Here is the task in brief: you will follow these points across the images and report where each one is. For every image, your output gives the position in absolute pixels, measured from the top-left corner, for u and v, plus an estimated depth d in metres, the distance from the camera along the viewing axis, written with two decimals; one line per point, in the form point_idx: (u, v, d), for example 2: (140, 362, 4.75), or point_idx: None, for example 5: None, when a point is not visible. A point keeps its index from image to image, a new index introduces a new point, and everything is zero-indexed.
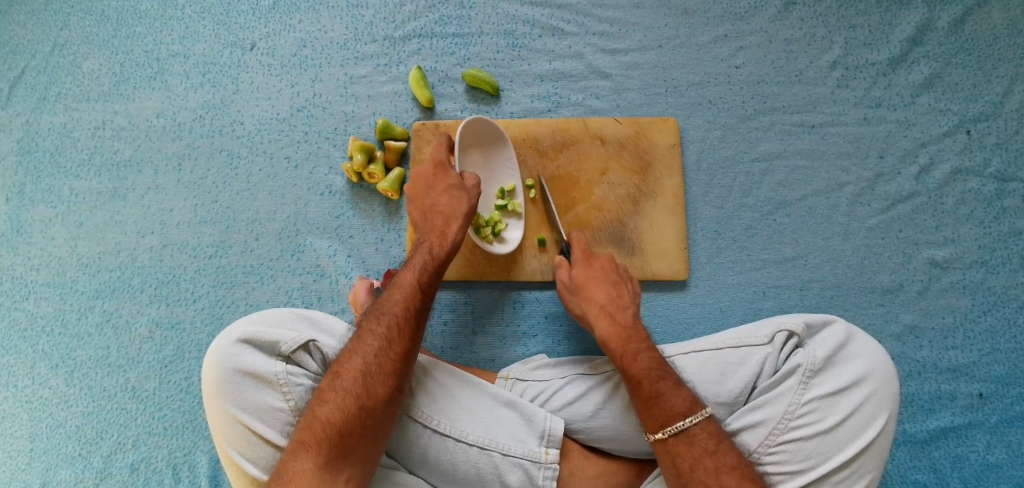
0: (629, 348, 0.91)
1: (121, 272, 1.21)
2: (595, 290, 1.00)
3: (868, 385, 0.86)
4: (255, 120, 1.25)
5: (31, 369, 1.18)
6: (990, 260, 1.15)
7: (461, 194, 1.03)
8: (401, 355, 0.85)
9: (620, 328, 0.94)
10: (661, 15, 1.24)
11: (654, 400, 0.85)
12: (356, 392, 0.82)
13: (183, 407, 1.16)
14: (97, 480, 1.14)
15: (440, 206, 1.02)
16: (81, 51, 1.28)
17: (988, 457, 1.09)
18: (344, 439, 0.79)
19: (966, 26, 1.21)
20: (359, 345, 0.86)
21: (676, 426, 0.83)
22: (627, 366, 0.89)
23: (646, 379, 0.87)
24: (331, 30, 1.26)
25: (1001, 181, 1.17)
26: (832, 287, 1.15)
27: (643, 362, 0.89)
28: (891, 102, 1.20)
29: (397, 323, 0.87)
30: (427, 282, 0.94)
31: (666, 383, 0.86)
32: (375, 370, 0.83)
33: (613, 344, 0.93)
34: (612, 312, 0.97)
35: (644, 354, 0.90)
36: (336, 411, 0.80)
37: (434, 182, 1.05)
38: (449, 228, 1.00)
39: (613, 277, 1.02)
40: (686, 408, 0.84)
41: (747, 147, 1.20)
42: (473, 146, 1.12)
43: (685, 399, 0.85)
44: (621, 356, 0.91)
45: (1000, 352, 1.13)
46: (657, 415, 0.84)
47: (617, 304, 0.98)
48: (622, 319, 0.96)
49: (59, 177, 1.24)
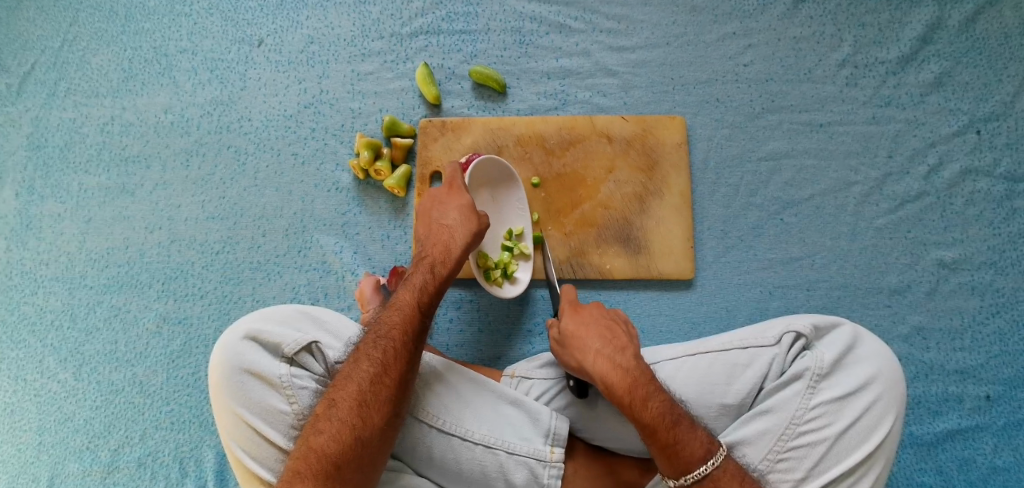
0: (639, 395, 0.83)
1: (129, 268, 1.22)
2: (587, 339, 0.91)
3: (875, 388, 0.85)
4: (262, 116, 1.25)
5: (40, 363, 1.19)
6: (999, 261, 1.15)
7: (470, 215, 1.01)
8: (397, 382, 0.85)
9: (623, 371, 0.86)
10: (669, 13, 1.24)
11: (672, 448, 0.80)
12: (352, 423, 0.81)
13: (190, 402, 1.17)
14: (105, 473, 1.15)
15: (449, 222, 1.00)
16: (89, 48, 1.29)
17: (994, 460, 1.09)
18: (340, 470, 0.79)
19: (977, 24, 1.20)
20: (356, 371, 0.85)
21: (697, 473, 0.79)
22: (639, 416, 0.82)
23: (663, 427, 0.81)
24: (338, 27, 1.26)
25: (1011, 182, 1.16)
26: (838, 287, 1.15)
27: (656, 410, 0.82)
28: (900, 101, 1.19)
29: (393, 348, 0.87)
30: (427, 304, 0.93)
31: (682, 429, 0.81)
32: (370, 399, 0.83)
33: (619, 392, 0.84)
34: (611, 358, 0.88)
35: (655, 400, 0.83)
36: (331, 442, 0.80)
37: (446, 199, 1.03)
38: (454, 243, 0.99)
39: (604, 321, 0.94)
40: (705, 453, 0.80)
41: (755, 146, 1.20)
42: (484, 184, 1.12)
43: (704, 445, 0.81)
44: (630, 405, 0.83)
45: (1008, 354, 1.12)
46: (677, 462, 0.80)
47: (615, 347, 0.89)
48: (623, 361, 0.87)
49: (68, 172, 1.25)
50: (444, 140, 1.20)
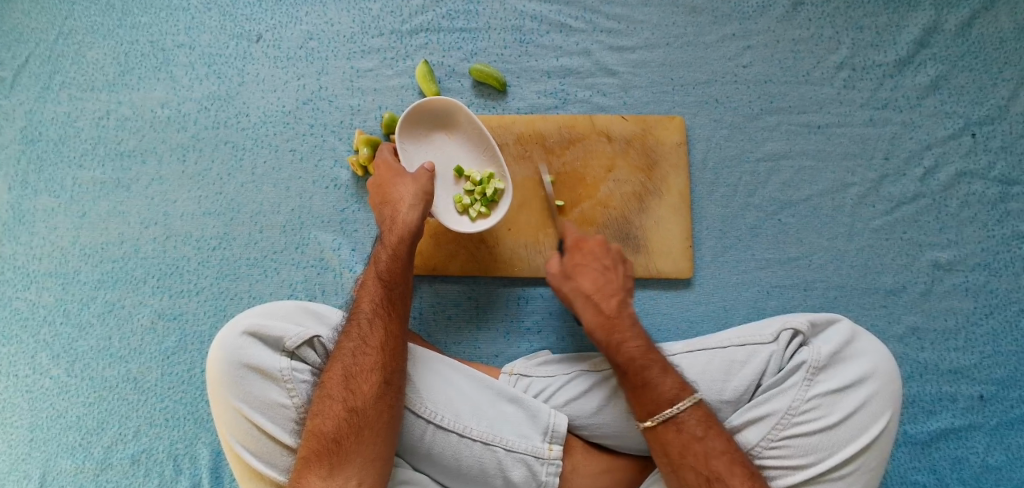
0: (615, 338, 0.90)
1: (124, 263, 1.21)
2: (581, 279, 0.96)
3: (871, 384, 0.86)
4: (261, 112, 1.24)
5: (33, 359, 1.18)
6: (993, 263, 1.16)
7: (408, 181, 1.00)
8: (380, 346, 0.87)
9: (603, 317, 0.92)
10: (669, 13, 1.24)
11: (641, 387, 0.86)
12: (343, 397, 0.84)
13: (185, 398, 1.16)
14: (97, 471, 1.13)
15: (391, 194, 0.99)
16: (85, 41, 1.28)
17: (987, 459, 1.10)
18: (342, 443, 0.81)
19: (973, 29, 1.21)
20: (339, 348, 0.88)
21: (664, 414, 0.84)
22: (613, 358, 0.89)
23: (631, 369, 0.87)
24: (338, 23, 1.26)
25: (1005, 184, 1.17)
26: (835, 288, 1.16)
27: (628, 353, 0.88)
28: (897, 103, 1.20)
29: (366, 320, 0.89)
30: (388, 270, 0.92)
31: (654, 372, 0.87)
32: (355, 371, 0.85)
33: (597, 335, 0.91)
34: (595, 302, 0.94)
35: (627, 345, 0.89)
36: (327, 419, 0.83)
37: (382, 178, 1.02)
38: (397, 213, 0.96)
39: (603, 262, 0.98)
40: (673, 396, 0.85)
41: (753, 146, 1.20)
42: (432, 127, 1.12)
43: (671, 388, 0.85)
44: (606, 348, 0.90)
45: (1001, 355, 1.13)
46: (645, 401, 0.85)
47: (603, 292, 0.95)
48: (607, 306, 0.93)
49: (61, 165, 1.24)
50: None
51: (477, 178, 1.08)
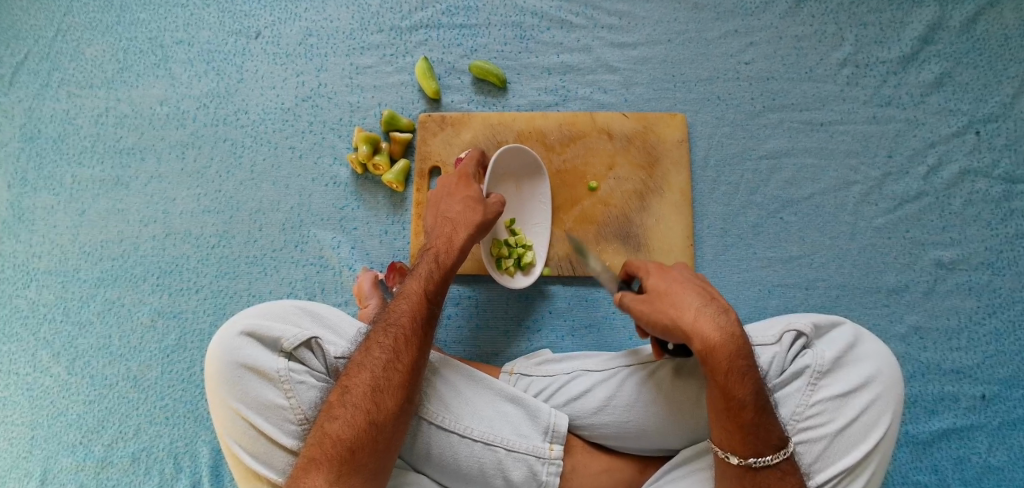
0: (739, 365, 0.78)
1: (123, 261, 1.20)
2: (683, 296, 0.84)
3: (875, 387, 0.85)
4: (260, 109, 1.24)
5: (32, 357, 1.18)
6: (996, 262, 1.15)
7: (473, 204, 1.01)
8: (409, 367, 0.84)
9: (728, 336, 0.79)
10: (670, 9, 1.24)
11: (751, 428, 0.78)
12: (365, 407, 0.80)
13: (185, 396, 1.16)
14: (98, 469, 1.13)
15: (453, 214, 1.01)
16: (83, 38, 1.27)
17: (989, 460, 1.09)
18: (355, 453, 0.77)
19: (977, 25, 1.20)
20: (368, 359, 0.84)
21: (762, 460, 0.79)
22: (731, 391, 0.78)
23: (751, 407, 0.78)
24: (337, 19, 1.25)
25: (1009, 182, 1.16)
26: (837, 287, 1.15)
27: (750, 388, 0.78)
28: (901, 100, 1.19)
29: (403, 335, 0.86)
30: (435, 293, 0.92)
31: (765, 414, 0.79)
32: (383, 384, 0.82)
33: (721, 356, 0.78)
34: (715, 318, 0.80)
35: (751, 377, 0.78)
36: (347, 426, 0.79)
37: (454, 191, 1.04)
38: (455, 236, 0.98)
39: (696, 283, 0.87)
40: (779, 442, 0.79)
41: (756, 144, 1.20)
42: (507, 176, 1.12)
43: (777, 433, 0.79)
44: (727, 374, 0.78)
45: (1004, 354, 1.12)
46: (751, 441, 0.78)
47: (716, 308, 0.82)
48: (726, 324, 0.80)
49: (60, 163, 1.23)
50: (444, 135, 1.18)
51: (525, 240, 1.12)
